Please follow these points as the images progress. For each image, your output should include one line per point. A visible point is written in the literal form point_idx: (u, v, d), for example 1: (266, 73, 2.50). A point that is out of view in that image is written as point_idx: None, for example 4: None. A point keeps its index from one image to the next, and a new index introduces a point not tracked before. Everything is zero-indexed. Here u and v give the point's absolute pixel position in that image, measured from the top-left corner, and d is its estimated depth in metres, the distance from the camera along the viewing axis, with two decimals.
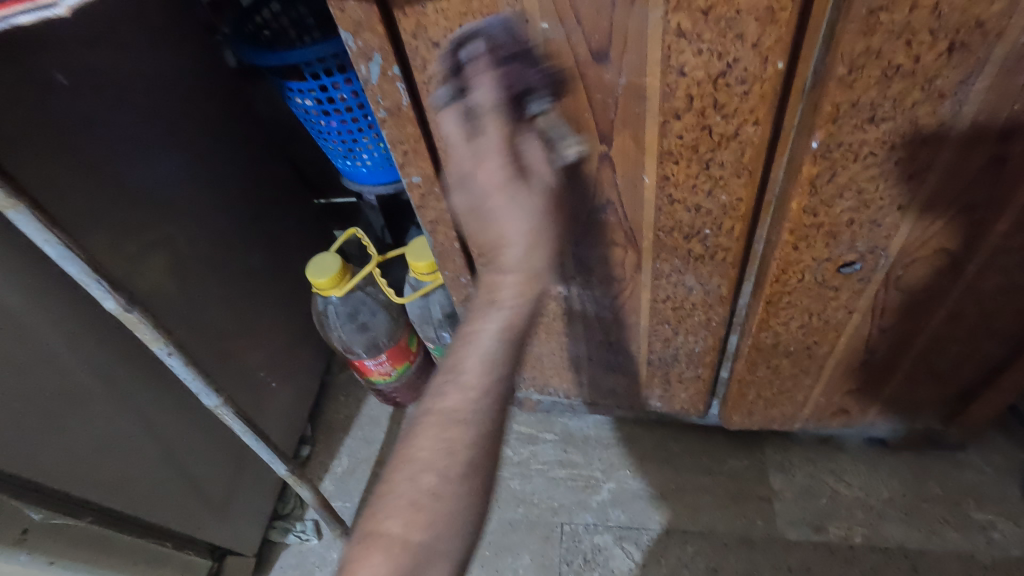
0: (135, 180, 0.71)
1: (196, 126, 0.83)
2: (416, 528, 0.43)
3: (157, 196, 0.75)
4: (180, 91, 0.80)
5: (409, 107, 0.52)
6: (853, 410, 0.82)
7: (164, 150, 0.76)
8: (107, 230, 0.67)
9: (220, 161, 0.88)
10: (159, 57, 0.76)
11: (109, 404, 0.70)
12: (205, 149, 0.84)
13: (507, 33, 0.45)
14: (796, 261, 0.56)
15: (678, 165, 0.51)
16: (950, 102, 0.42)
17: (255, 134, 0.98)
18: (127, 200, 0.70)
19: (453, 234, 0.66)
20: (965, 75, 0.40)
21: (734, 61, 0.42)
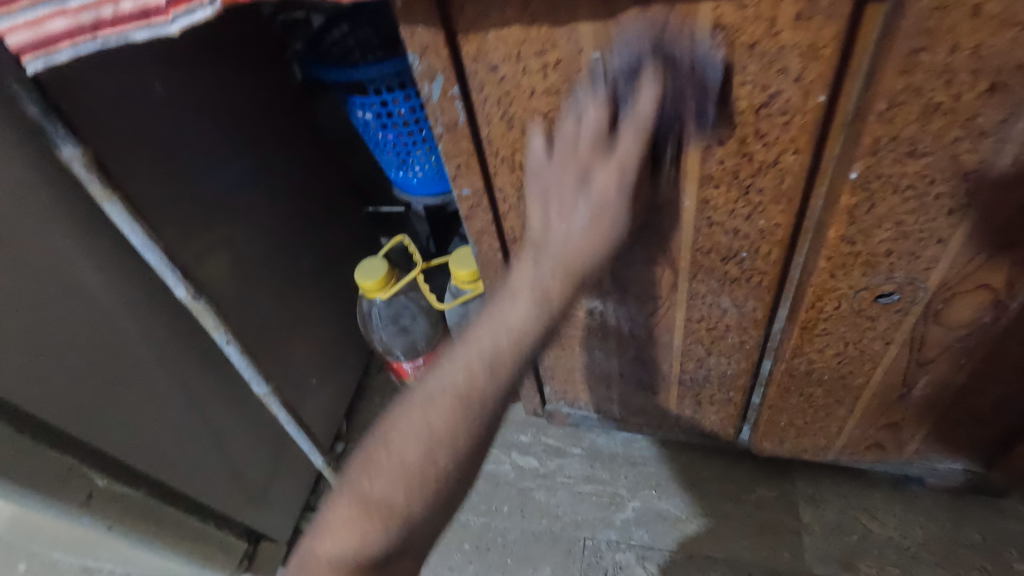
0: (210, 181, 0.77)
1: (266, 135, 0.90)
2: (399, 491, 0.46)
3: (227, 198, 0.82)
4: (256, 102, 0.87)
5: (465, 124, 0.57)
6: (888, 446, 0.81)
7: (236, 153, 0.82)
8: (179, 226, 0.73)
9: (284, 166, 0.95)
10: (241, 72, 0.83)
11: (171, 385, 0.76)
12: (270, 154, 0.91)
13: (562, 59, 0.48)
14: (833, 288, 0.57)
15: (719, 189, 0.53)
16: (991, 140, 0.43)
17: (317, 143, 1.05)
18: (201, 199, 0.76)
19: (497, 245, 0.70)
20: (1006, 115, 0.41)
21: (776, 93, 0.44)
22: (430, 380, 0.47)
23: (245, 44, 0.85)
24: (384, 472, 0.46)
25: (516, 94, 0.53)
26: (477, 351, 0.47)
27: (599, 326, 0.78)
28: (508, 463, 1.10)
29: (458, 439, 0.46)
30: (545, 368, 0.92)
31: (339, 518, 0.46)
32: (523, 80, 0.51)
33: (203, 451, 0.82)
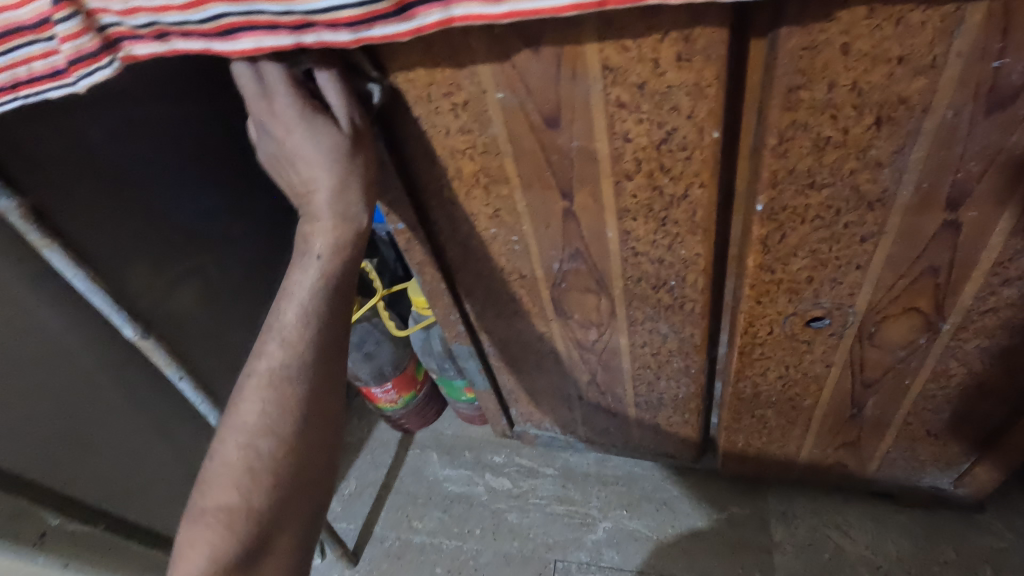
0: (169, 219, 0.79)
1: (242, 169, 0.90)
2: (233, 491, 0.46)
3: (192, 233, 0.84)
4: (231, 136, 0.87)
5: (389, 164, 0.57)
6: (850, 464, 0.80)
7: (201, 189, 0.83)
8: (146, 262, 0.75)
9: (258, 198, 0.96)
10: (218, 106, 0.83)
11: (131, 420, 0.78)
12: (244, 187, 0.91)
13: (468, 101, 0.49)
14: (762, 314, 0.57)
15: (637, 221, 0.53)
16: (889, 170, 0.43)
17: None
18: (159, 237, 0.77)
19: (440, 275, 0.70)
20: (898, 146, 0.41)
21: (673, 130, 0.44)
22: (242, 375, 0.49)
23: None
24: (217, 491, 0.46)
25: (433, 133, 0.53)
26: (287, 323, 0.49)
27: (551, 350, 0.78)
28: (481, 485, 1.10)
29: (286, 421, 0.47)
30: (508, 391, 0.93)
31: (189, 537, 0.45)
32: (436, 121, 0.52)
33: (166, 476, 0.85)
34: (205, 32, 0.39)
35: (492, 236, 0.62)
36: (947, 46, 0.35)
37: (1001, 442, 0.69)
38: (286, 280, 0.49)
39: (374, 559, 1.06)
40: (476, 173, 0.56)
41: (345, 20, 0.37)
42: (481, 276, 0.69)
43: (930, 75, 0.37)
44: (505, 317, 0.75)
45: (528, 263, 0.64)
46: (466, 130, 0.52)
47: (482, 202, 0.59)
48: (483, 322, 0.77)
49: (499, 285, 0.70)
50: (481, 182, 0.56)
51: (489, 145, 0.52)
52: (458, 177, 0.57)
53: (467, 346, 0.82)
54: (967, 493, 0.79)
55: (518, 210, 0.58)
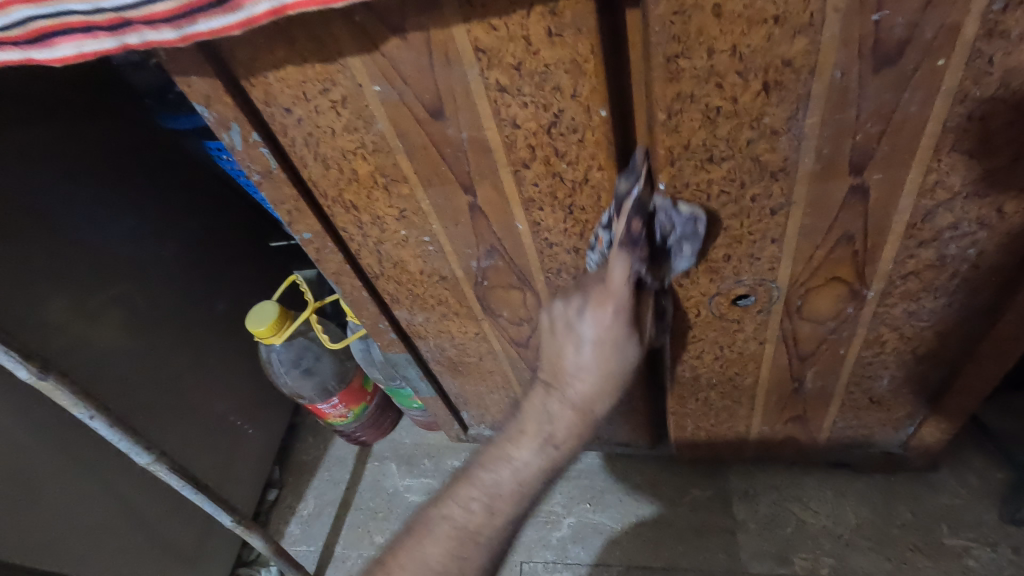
0: (53, 222, 0.76)
1: (116, 182, 0.88)
2: None
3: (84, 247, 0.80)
4: (100, 156, 0.86)
5: (278, 170, 0.53)
6: (801, 436, 0.79)
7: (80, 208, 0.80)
8: (66, 296, 0.76)
9: (152, 208, 0.94)
10: (76, 126, 0.83)
11: (40, 458, 0.71)
12: (132, 200, 0.90)
13: (346, 97, 0.45)
14: (685, 297, 0.55)
15: (545, 211, 0.51)
16: (786, 138, 0.41)
17: (190, 186, 1.03)
18: (44, 249, 0.74)
19: (359, 284, 0.66)
20: (792, 111, 0.39)
21: (560, 111, 0.42)
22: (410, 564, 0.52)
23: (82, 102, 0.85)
24: None
25: (319, 134, 0.50)
26: (480, 507, 0.54)
27: (486, 350, 0.75)
28: None
29: None
30: (456, 395, 0.90)
31: None
32: (319, 121, 0.48)
33: (98, 514, 0.79)
34: (16, 40, 0.35)
35: (404, 238, 0.59)
36: (822, 1, 0.33)
37: (943, 403, 0.68)
38: (513, 435, 0.55)
39: None
40: (372, 173, 0.52)
41: (161, 15, 0.33)
42: (402, 281, 0.66)
43: (811, 34, 0.35)
44: (435, 322, 0.72)
45: (445, 264, 0.61)
46: (351, 129, 0.48)
47: (384, 204, 0.55)
48: (414, 328, 0.74)
49: (422, 289, 0.66)
50: (380, 183, 0.53)
51: (378, 143, 0.49)
52: (355, 180, 0.53)
53: (404, 354, 0.79)
54: (916, 453, 0.79)
55: (423, 210, 0.55)
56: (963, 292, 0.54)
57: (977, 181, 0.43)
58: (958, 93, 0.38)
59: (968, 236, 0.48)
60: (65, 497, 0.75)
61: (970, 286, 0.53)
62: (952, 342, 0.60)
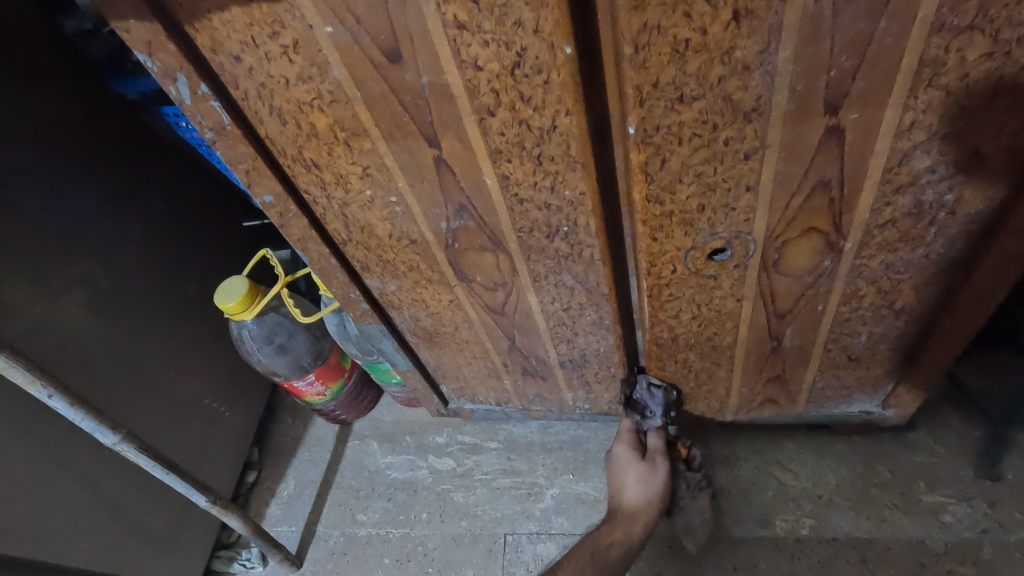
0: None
1: (70, 156, 0.84)
2: None
3: (31, 217, 0.76)
4: (52, 124, 0.82)
5: (232, 125, 0.50)
6: (782, 399, 0.78)
7: (26, 177, 0.77)
8: (15, 271, 0.73)
9: (113, 181, 0.90)
10: (29, 98, 0.80)
11: None
12: (89, 173, 0.86)
13: (298, 41, 0.43)
14: (660, 253, 0.53)
15: (513, 163, 0.48)
16: (759, 74, 0.39)
17: (153, 162, 0.99)
18: None
19: (326, 251, 0.64)
20: (763, 44, 0.38)
21: (523, 50, 0.39)
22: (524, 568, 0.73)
23: (50, 68, 0.84)
24: None
25: (272, 85, 0.47)
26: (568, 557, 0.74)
27: (461, 318, 0.73)
28: (425, 468, 1.06)
29: None
30: (433, 368, 0.88)
31: None
32: (271, 70, 0.46)
33: (65, 497, 0.77)
34: None
35: (369, 199, 0.57)
36: None
37: (920, 358, 0.68)
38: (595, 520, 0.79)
39: (319, 559, 1.01)
40: (331, 127, 0.49)
41: None
42: (371, 247, 0.64)
43: None
44: (408, 290, 0.70)
45: (414, 226, 0.59)
46: (305, 77, 0.46)
47: (346, 161, 0.53)
48: (387, 298, 0.72)
49: (392, 255, 0.64)
50: (339, 138, 0.50)
51: (335, 93, 0.46)
52: (313, 135, 0.51)
53: (377, 325, 0.77)
54: (896, 413, 0.78)
55: (387, 166, 0.52)
56: (940, 242, 0.53)
57: (954, 120, 0.42)
58: (935, 22, 0.36)
59: (945, 180, 0.47)
60: (29, 479, 0.72)
61: (946, 235, 0.52)
62: (930, 296, 0.59)
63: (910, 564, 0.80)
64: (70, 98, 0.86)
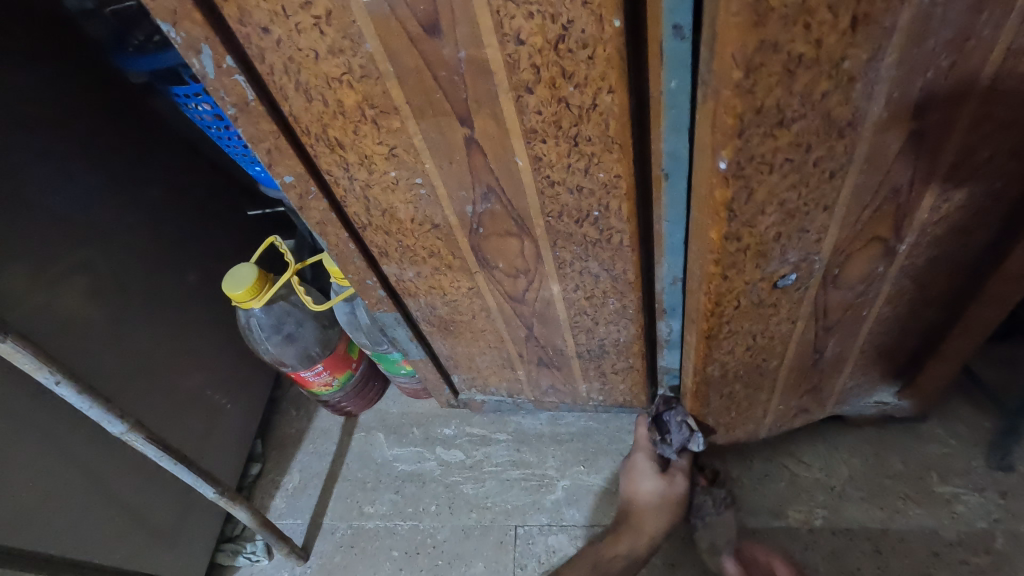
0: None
1: (72, 138, 0.82)
2: None
3: (33, 201, 0.74)
4: (58, 103, 0.81)
5: (256, 101, 0.49)
6: (813, 407, 0.77)
7: (28, 159, 0.74)
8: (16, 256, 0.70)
9: (115, 166, 0.88)
10: (32, 80, 0.78)
11: None
12: (91, 156, 0.84)
13: (331, 11, 0.41)
14: (728, 290, 0.51)
15: (547, 143, 0.47)
16: (860, 84, 0.37)
17: (156, 147, 0.97)
18: None
19: (345, 235, 0.63)
20: (872, 51, 0.35)
21: (570, 22, 0.38)
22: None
23: (39, 50, 0.80)
24: None
25: (300, 59, 0.45)
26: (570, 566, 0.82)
27: (479, 307, 0.72)
28: (433, 460, 1.05)
29: None
30: (446, 358, 0.87)
31: None
32: (300, 42, 0.44)
33: (68, 488, 0.75)
34: None
35: (393, 181, 0.55)
36: None
37: (941, 348, 0.68)
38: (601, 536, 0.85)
39: (326, 552, 0.99)
40: (359, 104, 0.48)
41: None
42: (391, 231, 0.62)
43: None
44: (426, 277, 0.69)
45: (438, 209, 0.58)
46: (336, 50, 0.44)
47: (372, 141, 0.51)
48: (404, 285, 0.71)
49: (413, 240, 0.63)
50: (368, 115, 0.49)
51: (366, 68, 0.45)
52: (341, 113, 0.49)
53: (392, 313, 0.75)
54: (910, 404, 0.77)
55: (415, 147, 0.51)
56: (977, 230, 0.52)
57: (1016, 109, 0.41)
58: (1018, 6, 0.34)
59: (994, 169, 0.46)
60: (33, 469, 0.71)
61: (984, 223, 0.51)
62: (958, 284, 0.59)
63: (924, 554, 0.80)
64: (76, 80, 0.85)
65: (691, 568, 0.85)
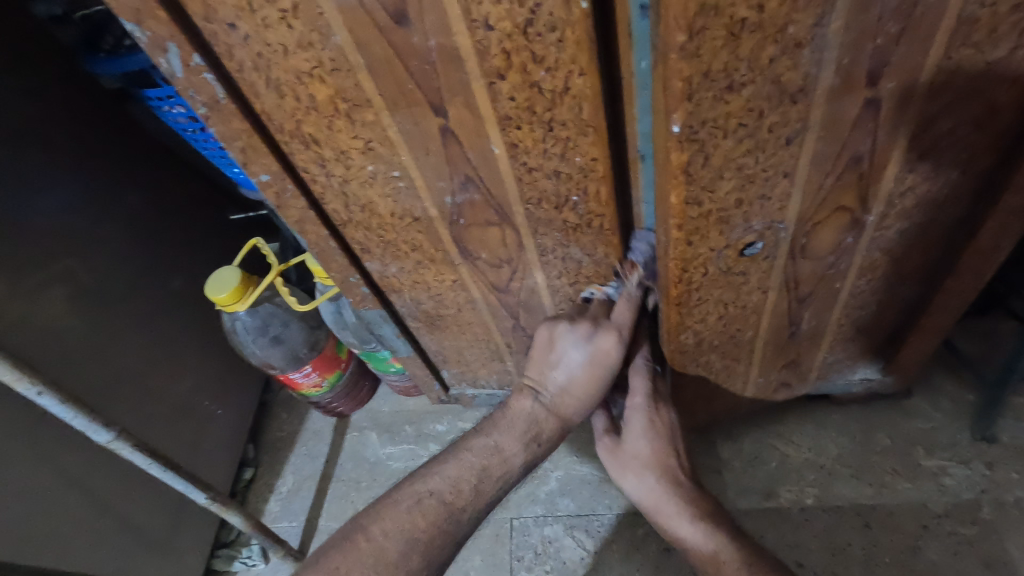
0: None
1: (46, 146, 0.81)
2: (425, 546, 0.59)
3: (9, 211, 0.72)
4: (33, 111, 0.80)
5: (227, 99, 0.48)
6: (795, 381, 0.77)
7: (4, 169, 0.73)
8: None
9: (93, 173, 0.87)
10: (11, 88, 0.78)
11: None
12: (68, 163, 0.83)
13: (297, 4, 0.41)
14: (693, 256, 0.50)
15: (522, 130, 0.47)
16: (809, 50, 0.36)
17: (134, 153, 0.96)
18: None
19: (325, 232, 0.62)
20: (818, 17, 0.35)
21: (536, 6, 0.38)
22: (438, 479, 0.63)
23: (16, 57, 0.81)
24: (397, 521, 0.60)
25: (269, 54, 0.45)
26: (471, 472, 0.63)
27: (464, 299, 0.72)
28: (426, 456, 1.05)
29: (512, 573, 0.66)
30: (434, 353, 0.87)
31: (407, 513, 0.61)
32: (269, 37, 0.44)
33: (58, 501, 0.74)
34: None
35: (371, 175, 0.55)
36: None
37: (922, 322, 0.68)
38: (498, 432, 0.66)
39: None
40: (331, 98, 0.48)
41: None
42: (372, 227, 0.62)
43: None
44: (409, 272, 0.69)
45: (417, 202, 0.57)
46: (305, 45, 0.44)
47: (347, 135, 0.51)
48: (388, 281, 0.71)
49: (393, 234, 0.62)
50: (340, 109, 0.49)
51: (336, 61, 0.44)
52: (313, 108, 0.49)
53: (377, 310, 0.75)
54: (893, 380, 0.79)
55: (390, 139, 0.51)
56: (951, 202, 0.53)
57: (977, 78, 0.41)
58: None
59: (962, 140, 0.46)
60: (20, 483, 0.70)
61: (955, 195, 0.52)
62: (934, 257, 0.60)
63: (913, 527, 0.81)
64: (49, 87, 0.84)
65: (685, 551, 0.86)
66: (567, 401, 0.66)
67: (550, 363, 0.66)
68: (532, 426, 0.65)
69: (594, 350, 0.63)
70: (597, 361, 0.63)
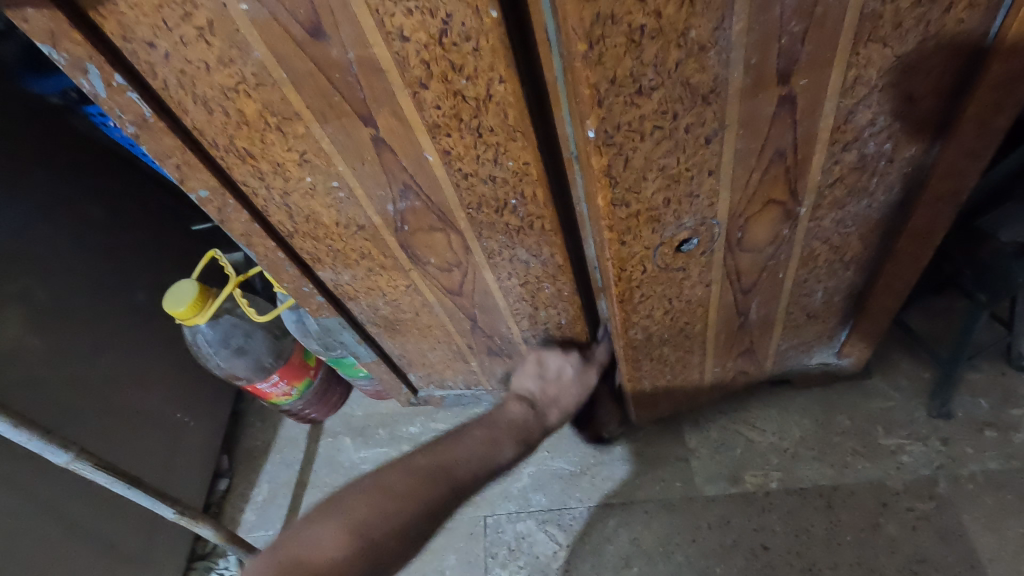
0: None
1: None
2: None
3: None
4: None
5: (154, 117, 0.48)
6: (752, 369, 0.79)
7: None
8: None
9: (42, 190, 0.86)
10: None
11: None
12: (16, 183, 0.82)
13: (212, 21, 0.41)
14: (629, 255, 0.51)
15: (452, 137, 0.47)
16: (715, 53, 0.37)
17: (80, 167, 0.94)
18: None
19: (272, 244, 0.62)
20: (718, 20, 0.35)
21: (448, 16, 0.38)
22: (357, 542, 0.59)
23: None
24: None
25: (192, 71, 0.45)
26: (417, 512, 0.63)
27: (419, 303, 0.72)
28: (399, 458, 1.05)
29: None
30: (399, 357, 0.87)
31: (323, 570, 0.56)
32: (188, 54, 0.43)
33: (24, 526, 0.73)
34: None
35: (310, 186, 0.55)
36: None
37: (869, 307, 0.70)
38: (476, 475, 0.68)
39: None
40: (260, 112, 0.48)
41: None
42: (319, 236, 0.62)
43: None
44: (362, 279, 0.69)
45: (360, 210, 0.57)
46: (226, 61, 0.43)
47: (281, 148, 0.51)
48: (343, 289, 0.71)
49: (341, 242, 0.62)
50: (271, 123, 0.48)
51: (259, 75, 0.44)
52: (243, 123, 0.49)
53: (335, 317, 0.75)
54: (850, 362, 0.80)
55: (324, 150, 0.51)
56: (881, 191, 0.54)
57: (890, 69, 0.42)
58: None
59: (884, 131, 0.47)
60: None
61: (884, 183, 0.53)
62: (872, 244, 0.61)
63: (872, 505, 0.83)
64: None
65: (655, 540, 0.87)
66: (553, 408, 0.75)
67: (539, 376, 0.76)
68: (524, 428, 0.72)
69: (581, 373, 0.76)
70: (580, 380, 0.77)
